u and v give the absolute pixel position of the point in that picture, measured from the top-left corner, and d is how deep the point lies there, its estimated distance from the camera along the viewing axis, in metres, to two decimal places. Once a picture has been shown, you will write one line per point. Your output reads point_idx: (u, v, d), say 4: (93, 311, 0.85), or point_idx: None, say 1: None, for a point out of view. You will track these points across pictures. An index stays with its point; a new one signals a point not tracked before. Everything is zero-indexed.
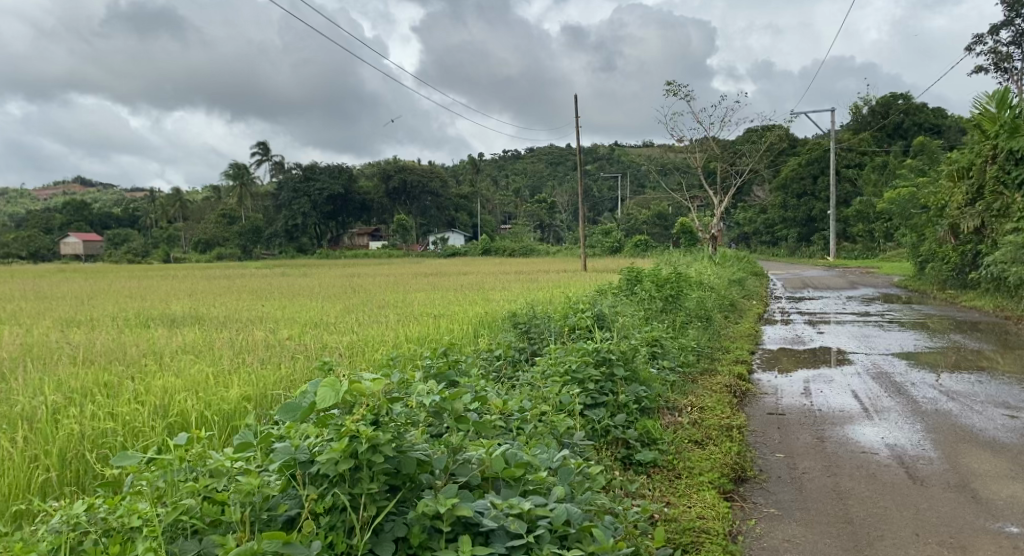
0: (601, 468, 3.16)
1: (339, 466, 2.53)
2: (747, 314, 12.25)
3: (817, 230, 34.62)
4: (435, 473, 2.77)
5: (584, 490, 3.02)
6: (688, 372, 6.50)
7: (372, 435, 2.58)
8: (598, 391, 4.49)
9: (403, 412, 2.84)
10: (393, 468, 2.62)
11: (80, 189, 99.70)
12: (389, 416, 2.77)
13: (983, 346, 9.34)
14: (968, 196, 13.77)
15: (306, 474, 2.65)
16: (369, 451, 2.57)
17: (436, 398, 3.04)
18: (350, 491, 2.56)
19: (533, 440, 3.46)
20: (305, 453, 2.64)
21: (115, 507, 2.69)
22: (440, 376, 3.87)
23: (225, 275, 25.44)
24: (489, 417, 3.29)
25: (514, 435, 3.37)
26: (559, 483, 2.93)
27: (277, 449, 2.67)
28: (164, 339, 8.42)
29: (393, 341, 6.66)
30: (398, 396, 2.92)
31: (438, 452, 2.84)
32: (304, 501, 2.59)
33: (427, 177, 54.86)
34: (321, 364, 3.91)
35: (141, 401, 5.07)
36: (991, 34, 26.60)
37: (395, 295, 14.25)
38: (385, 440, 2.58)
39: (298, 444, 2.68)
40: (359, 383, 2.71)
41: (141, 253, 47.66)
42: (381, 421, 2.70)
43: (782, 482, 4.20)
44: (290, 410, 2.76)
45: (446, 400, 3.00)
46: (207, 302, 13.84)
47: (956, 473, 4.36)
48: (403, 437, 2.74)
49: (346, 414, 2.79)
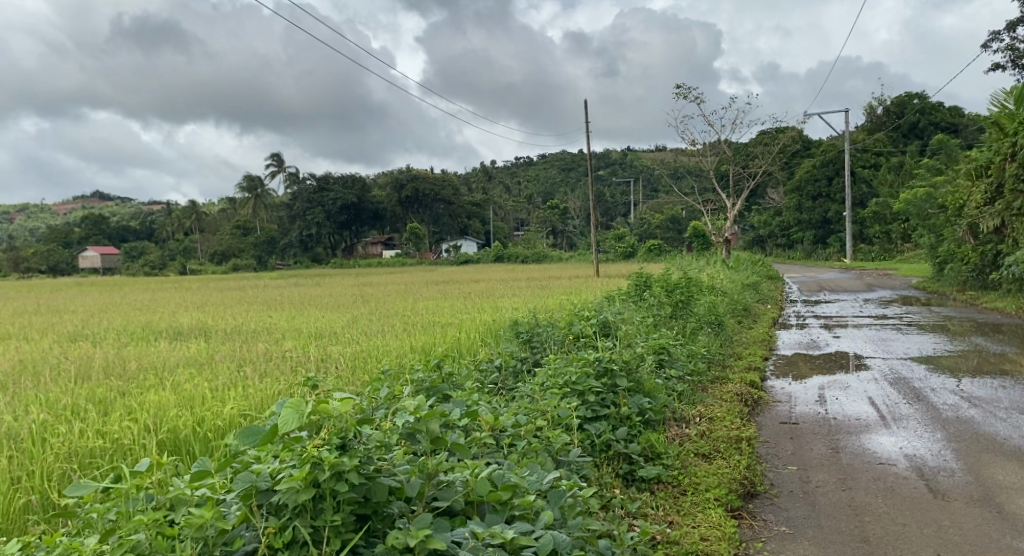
0: (592, 491, 2.97)
1: (299, 496, 2.40)
2: (761, 318, 12.02)
3: (833, 232, 34.19)
4: (410, 500, 2.61)
5: (576, 513, 2.82)
6: (697, 381, 6.31)
7: (337, 461, 2.45)
8: (599, 404, 4.32)
9: (374, 434, 2.68)
10: (361, 496, 2.49)
11: (99, 203, 100.51)
12: (357, 439, 2.62)
13: (1006, 349, 9.03)
14: (986, 195, 13.46)
15: (266, 504, 2.50)
16: (334, 478, 2.44)
17: (412, 417, 2.88)
18: (312, 524, 2.43)
19: (525, 458, 3.28)
20: (268, 479, 2.50)
21: (64, 541, 2.54)
22: (430, 392, 3.73)
23: (238, 286, 25.44)
24: (476, 435, 3.12)
25: (505, 455, 3.20)
26: (549, 506, 2.75)
27: (235, 477, 2.51)
28: (168, 352, 8.34)
29: (397, 352, 6.52)
30: (369, 417, 2.76)
31: (414, 474, 2.68)
32: (263, 532, 2.45)
33: (439, 185, 54.96)
34: (306, 379, 3.79)
35: (133, 418, 4.96)
36: (1007, 31, 26.26)
37: (404, 304, 14.13)
38: (350, 468, 2.44)
39: (261, 471, 2.55)
40: (325, 405, 2.57)
41: (157, 266, 47.97)
42: (352, 446, 2.56)
43: (794, 497, 4.00)
44: (250, 433, 2.61)
45: (423, 419, 2.84)
46: (217, 314, 13.74)
47: (979, 486, 4.13)
48: (374, 461, 2.59)
49: (311, 436, 2.65)
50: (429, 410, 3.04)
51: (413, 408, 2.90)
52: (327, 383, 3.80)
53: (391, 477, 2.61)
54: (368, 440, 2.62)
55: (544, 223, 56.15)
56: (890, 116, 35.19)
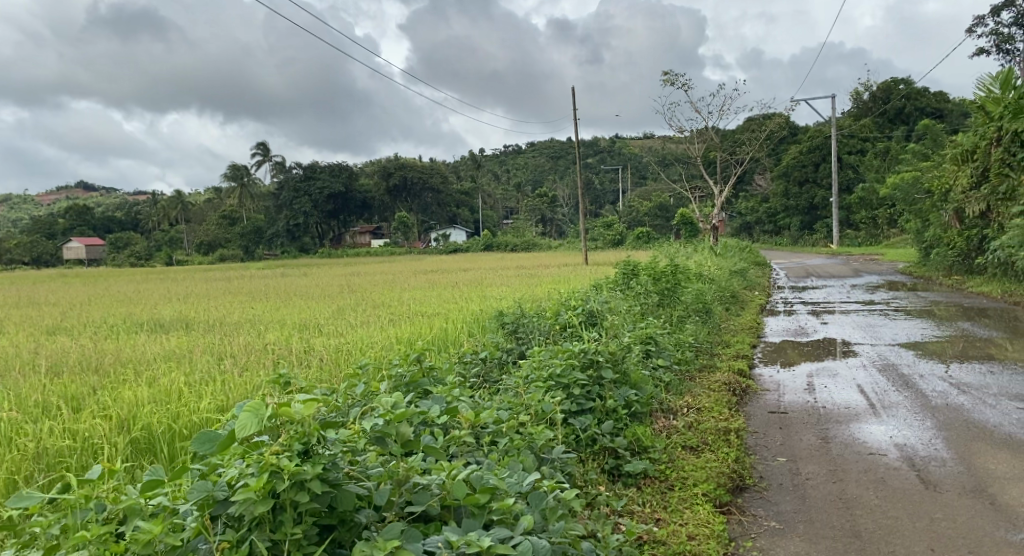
0: (576, 492, 2.84)
1: (256, 507, 2.30)
2: (748, 305, 11.97)
3: (820, 218, 34.24)
4: (379, 509, 2.50)
5: (558, 516, 2.71)
6: (685, 370, 6.23)
7: (299, 469, 2.35)
8: (584, 397, 4.21)
9: (340, 440, 2.56)
10: (326, 505, 2.40)
11: (83, 193, 99.52)
12: (322, 444, 2.51)
13: (993, 333, 9.00)
14: (972, 179, 13.43)
15: (224, 515, 2.40)
16: (295, 487, 2.34)
17: (383, 419, 2.77)
18: (271, 537, 2.33)
19: (506, 456, 3.16)
20: (226, 488, 2.42)
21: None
22: (409, 388, 3.62)
23: (223, 276, 25.17)
24: (456, 435, 3.00)
25: (485, 454, 3.08)
26: (529, 510, 2.64)
27: (191, 487, 2.42)
28: (147, 346, 8.17)
29: (381, 344, 6.40)
30: (335, 423, 2.65)
31: (383, 482, 2.57)
32: (217, 547, 2.34)
33: (428, 173, 54.90)
34: (279, 376, 3.67)
35: (105, 415, 4.83)
36: (992, 15, 26.36)
37: (391, 293, 13.97)
38: (312, 475, 2.34)
39: (219, 480, 2.44)
40: (286, 409, 2.46)
41: (143, 256, 47.47)
42: (317, 454, 2.45)
43: (783, 491, 3.91)
44: (207, 440, 2.51)
45: (393, 421, 2.74)
46: (201, 305, 13.57)
47: (973, 476, 4.05)
48: (341, 467, 2.50)
49: (274, 441, 2.55)
50: (402, 411, 2.93)
51: (383, 410, 2.79)
52: (300, 381, 3.68)
53: (359, 483, 2.51)
54: (334, 445, 2.53)
55: (532, 211, 55.98)
56: (876, 101, 35.27)
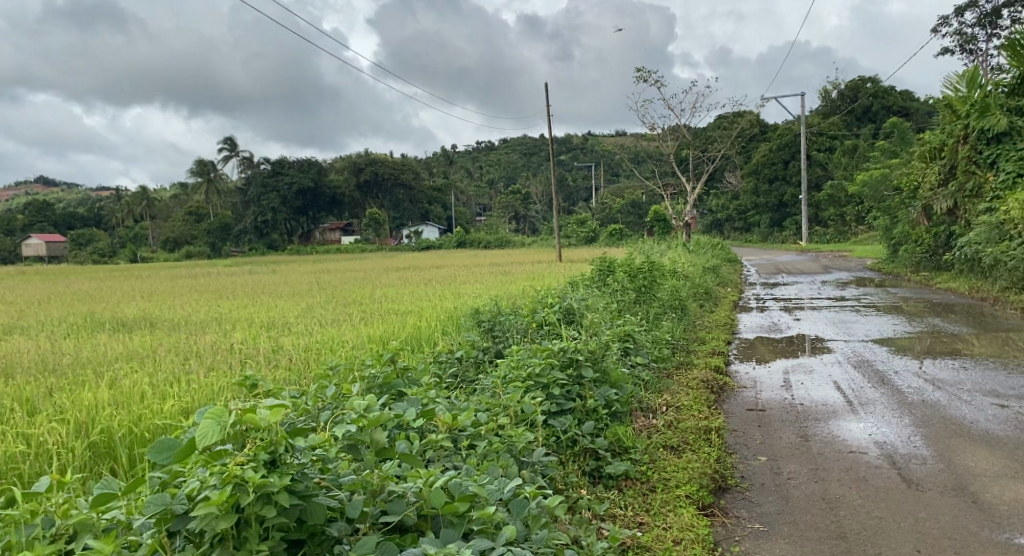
0: (559, 499, 2.73)
1: (218, 523, 2.18)
2: (722, 302, 11.96)
3: (789, 215, 34.56)
4: (349, 522, 2.39)
5: (539, 526, 2.60)
6: (662, 368, 6.17)
7: (265, 481, 2.22)
8: (563, 397, 4.11)
9: (309, 449, 2.44)
10: (294, 519, 2.29)
11: (43, 187, 97.19)
12: (287, 452, 2.39)
13: (962, 329, 9.05)
14: (940, 176, 13.57)
15: (183, 529, 2.28)
16: (260, 501, 2.22)
17: (355, 425, 2.66)
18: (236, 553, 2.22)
19: (485, 460, 3.03)
20: (186, 501, 2.29)
21: None
22: (383, 390, 3.50)
23: (189, 274, 24.63)
24: (432, 440, 2.88)
25: (464, 458, 2.96)
26: (510, 519, 2.52)
27: (148, 501, 2.29)
28: (109, 346, 7.90)
29: (354, 343, 6.23)
30: (302, 430, 2.52)
31: (353, 492, 2.46)
32: None
33: (399, 169, 54.54)
34: (245, 377, 3.52)
35: (62, 419, 4.62)
36: (956, 16, 26.79)
37: (362, 291, 13.74)
38: (280, 487, 2.22)
39: (178, 492, 2.31)
40: (251, 415, 2.35)
41: (107, 253, 46.42)
42: (283, 464, 2.32)
43: (766, 491, 3.85)
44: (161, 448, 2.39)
45: (366, 427, 2.63)
46: (165, 303, 13.22)
47: (952, 474, 4.02)
48: (310, 477, 2.38)
49: (236, 449, 2.42)
50: (373, 416, 2.81)
51: (354, 416, 2.67)
52: (268, 382, 3.53)
53: (330, 494, 2.39)
54: (303, 453, 2.41)
55: (505, 208, 55.80)
56: (844, 100, 35.69)
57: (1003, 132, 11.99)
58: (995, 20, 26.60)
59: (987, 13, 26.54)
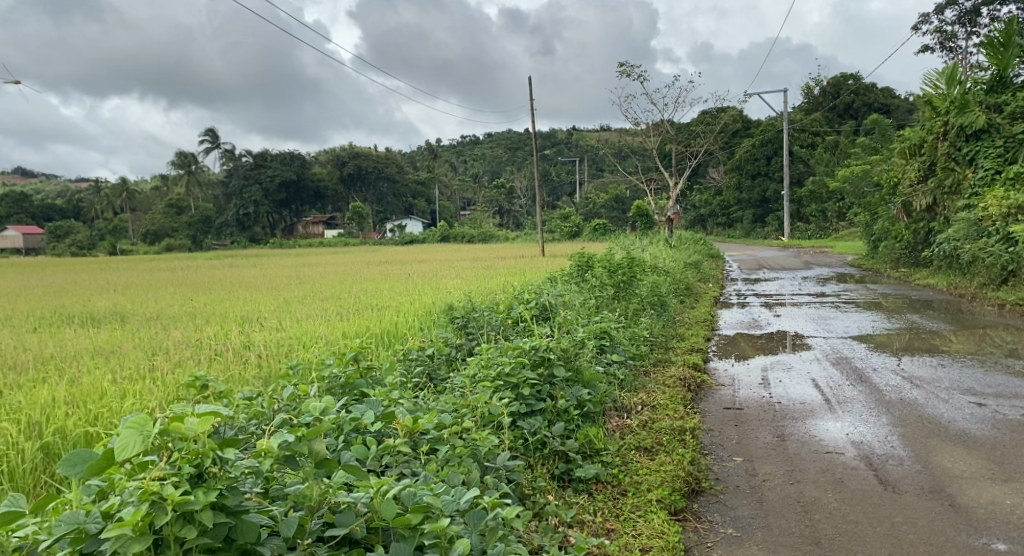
0: (517, 511, 2.62)
1: (133, 545, 2.10)
2: (703, 298, 11.91)
3: (771, 211, 34.68)
4: (283, 540, 2.30)
5: (494, 540, 2.48)
6: (639, 365, 6.07)
7: (187, 498, 2.16)
8: (535, 398, 3.98)
9: (243, 465, 2.36)
10: (222, 538, 2.21)
11: (21, 178, 95.63)
12: (216, 467, 2.29)
13: (940, 325, 9.02)
14: (919, 173, 13.59)
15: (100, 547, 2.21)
16: (180, 522, 2.15)
17: (294, 436, 2.54)
18: None
19: (446, 466, 2.90)
20: (102, 519, 2.21)
21: None
22: (342, 393, 3.39)
23: (168, 267, 24.25)
24: (388, 446, 2.75)
25: (423, 464, 2.82)
26: (465, 532, 2.40)
27: (62, 517, 2.21)
28: (76, 341, 7.70)
29: (326, 339, 6.08)
30: (235, 441, 2.43)
31: (283, 509, 2.37)
32: None
33: (382, 162, 54.22)
34: (196, 378, 3.41)
35: (14, 419, 4.43)
36: (937, 13, 26.94)
37: (341, 285, 13.56)
38: (201, 505, 2.14)
39: (94, 509, 2.24)
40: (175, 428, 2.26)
41: (86, 245, 45.67)
42: (209, 481, 2.24)
43: (740, 493, 3.76)
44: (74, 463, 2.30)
45: (304, 440, 2.51)
46: (140, 297, 12.96)
47: (929, 475, 3.94)
48: (241, 490, 2.31)
49: (162, 461, 2.34)
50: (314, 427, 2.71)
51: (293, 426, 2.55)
52: (220, 383, 3.42)
53: (261, 511, 2.32)
54: (234, 468, 2.32)
55: (489, 202, 55.63)
56: (826, 96, 35.83)
57: (982, 129, 11.98)
58: (975, 18, 26.75)
59: (967, 11, 26.68)
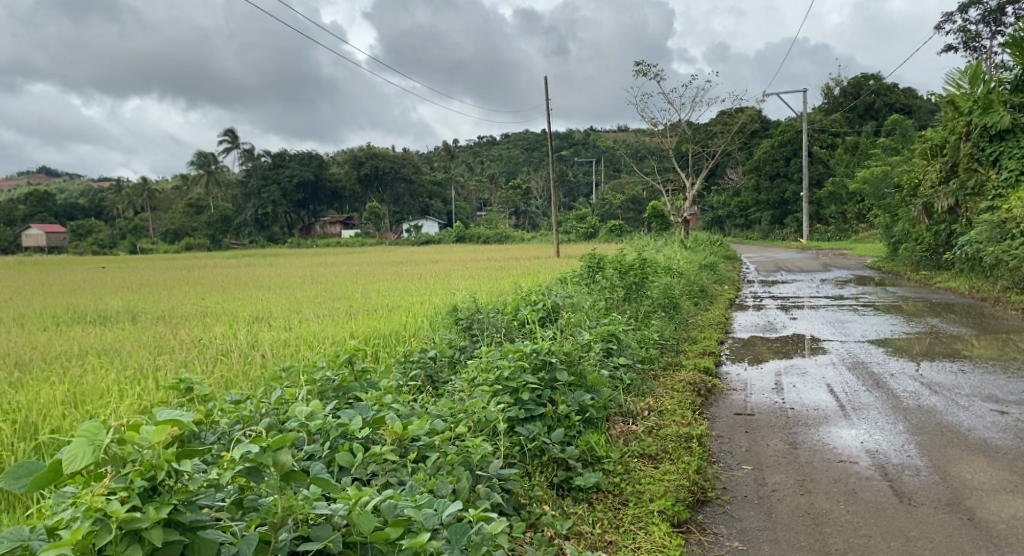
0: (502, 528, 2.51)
1: None
2: (717, 300, 11.73)
3: (790, 212, 34.32)
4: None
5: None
6: (648, 369, 5.94)
7: (134, 515, 2.12)
8: (534, 402, 3.87)
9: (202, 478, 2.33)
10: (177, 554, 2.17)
11: (46, 178, 96.99)
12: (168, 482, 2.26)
13: (961, 330, 8.81)
14: (941, 174, 13.31)
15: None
16: (127, 542, 2.12)
17: (258, 447, 2.45)
18: None
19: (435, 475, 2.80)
20: (46, 535, 2.18)
21: None
22: (330, 397, 3.33)
23: (184, 266, 24.37)
24: (372, 454, 2.67)
25: (409, 474, 2.73)
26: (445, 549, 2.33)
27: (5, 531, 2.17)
28: (84, 339, 7.68)
29: (331, 339, 6.00)
30: (195, 453, 2.39)
31: (241, 528, 2.31)
32: None
33: (400, 163, 54.34)
34: (181, 380, 3.34)
35: (8, 420, 4.35)
36: (960, 13, 26.54)
37: (352, 285, 13.51)
38: (149, 523, 2.12)
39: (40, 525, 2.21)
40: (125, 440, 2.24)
41: (107, 245, 46.06)
42: (163, 495, 2.20)
43: (748, 504, 3.62)
44: (22, 474, 2.27)
45: (270, 450, 2.42)
46: (152, 296, 12.97)
47: (947, 487, 3.78)
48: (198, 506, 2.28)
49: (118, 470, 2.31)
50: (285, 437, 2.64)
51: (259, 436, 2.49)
52: (205, 386, 3.34)
53: (220, 530, 2.28)
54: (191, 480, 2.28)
55: (506, 203, 55.55)
56: (847, 97, 35.40)
57: (1006, 129, 11.73)
58: (999, 18, 26.31)
59: (991, 10, 26.24)
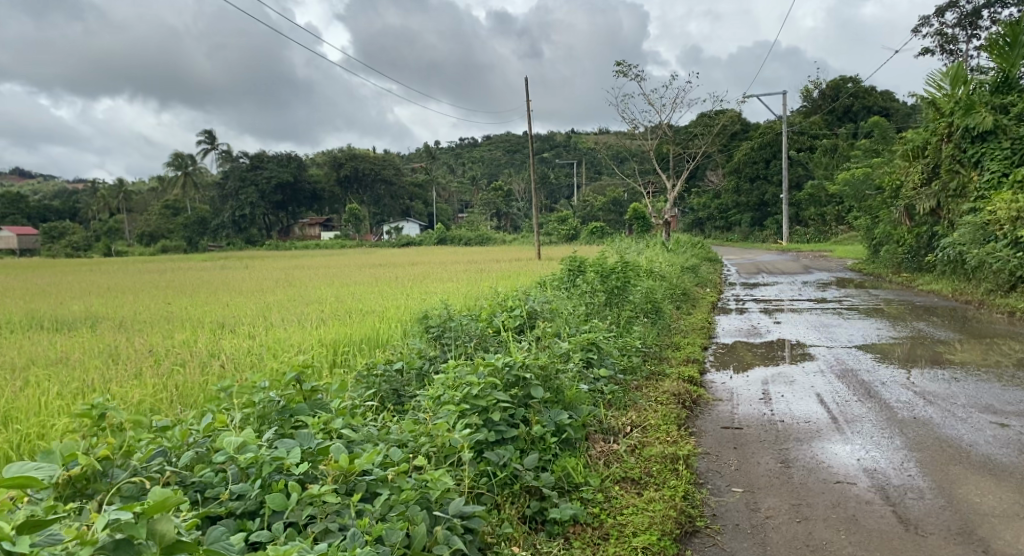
0: None
1: None
2: (700, 303, 11.45)
3: (770, 214, 34.29)
4: None
5: None
6: (631, 380, 5.61)
7: None
8: (506, 423, 3.54)
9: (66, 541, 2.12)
10: None
11: (19, 179, 95.12)
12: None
13: (948, 334, 8.53)
14: (923, 176, 13.11)
15: None
16: None
17: (130, 513, 2.20)
18: None
19: (376, 519, 2.48)
20: None
21: None
22: (268, 423, 3.03)
23: (158, 269, 23.72)
24: (299, 497, 2.38)
25: (346, 522, 2.41)
26: None
27: None
28: (33, 348, 7.21)
29: (297, 347, 5.60)
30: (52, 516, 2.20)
31: None
32: None
33: (379, 165, 53.91)
34: (95, 405, 2.95)
35: None
36: (937, 16, 26.56)
37: (326, 289, 13.05)
38: None
39: None
40: None
41: (80, 246, 44.91)
42: None
43: (740, 534, 3.29)
44: None
45: (146, 520, 2.19)
46: (118, 301, 12.40)
47: (954, 512, 3.48)
48: None
49: None
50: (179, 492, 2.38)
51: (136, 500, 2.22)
52: (123, 411, 2.93)
53: None
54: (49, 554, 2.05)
55: (487, 204, 55.17)
56: (825, 99, 35.40)
57: (988, 130, 11.54)
58: (975, 21, 26.36)
59: (968, 13, 26.28)
